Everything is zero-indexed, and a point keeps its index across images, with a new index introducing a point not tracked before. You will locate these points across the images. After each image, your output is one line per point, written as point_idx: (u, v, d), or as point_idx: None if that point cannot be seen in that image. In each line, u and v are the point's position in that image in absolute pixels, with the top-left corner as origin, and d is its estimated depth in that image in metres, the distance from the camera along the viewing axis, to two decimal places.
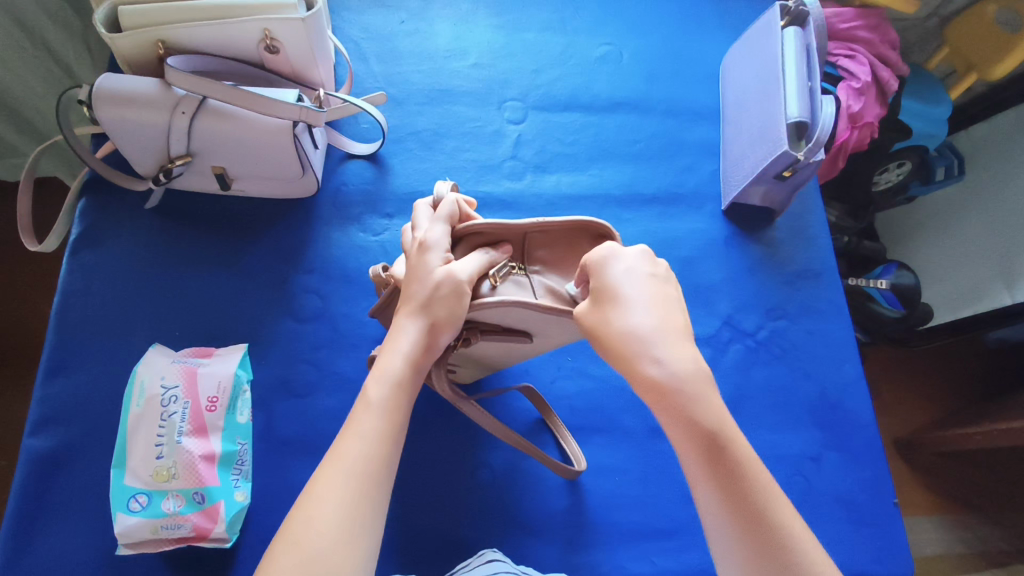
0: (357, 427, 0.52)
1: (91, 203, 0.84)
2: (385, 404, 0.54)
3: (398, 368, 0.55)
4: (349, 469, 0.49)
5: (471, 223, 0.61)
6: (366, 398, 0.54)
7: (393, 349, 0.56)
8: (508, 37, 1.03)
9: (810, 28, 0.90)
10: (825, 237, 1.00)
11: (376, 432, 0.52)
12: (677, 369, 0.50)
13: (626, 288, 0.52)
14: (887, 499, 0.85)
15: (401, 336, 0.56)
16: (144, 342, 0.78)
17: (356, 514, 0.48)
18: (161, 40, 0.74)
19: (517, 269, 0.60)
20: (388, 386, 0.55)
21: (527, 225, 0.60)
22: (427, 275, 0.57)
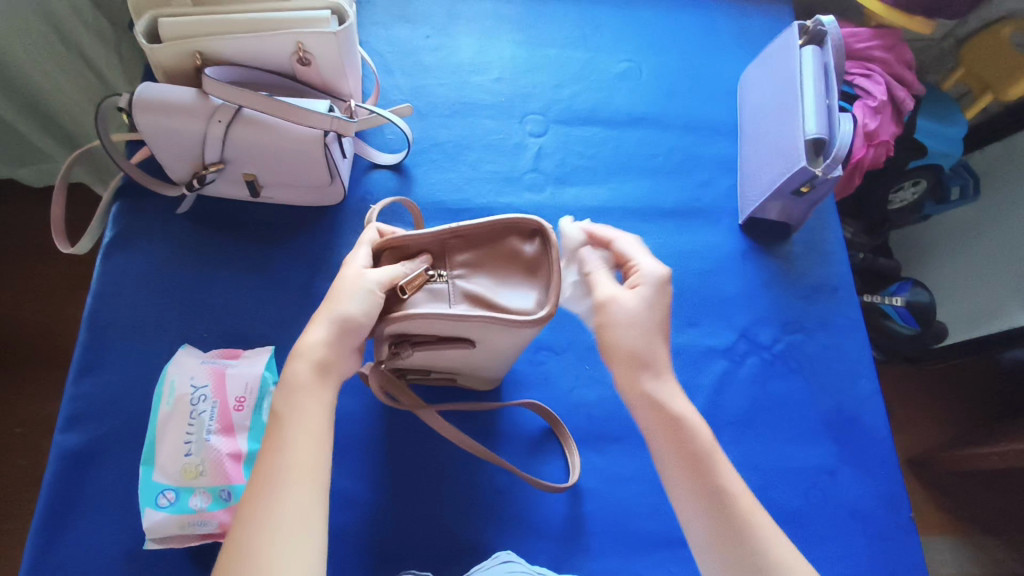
0: (276, 439, 0.55)
1: (125, 207, 0.86)
2: (300, 410, 0.57)
3: (303, 375, 0.58)
4: (281, 478, 0.53)
5: (387, 238, 0.62)
6: (275, 410, 0.57)
7: (302, 355, 0.58)
8: (530, 52, 1.06)
9: (828, 47, 0.92)
10: (841, 252, 1.01)
11: (291, 439, 0.55)
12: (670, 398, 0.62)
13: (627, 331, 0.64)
14: (903, 514, 0.85)
15: (310, 341, 0.59)
16: (172, 344, 0.80)
17: (302, 516, 0.52)
18: (198, 52, 0.77)
19: (442, 278, 0.61)
20: (295, 394, 0.57)
21: (438, 232, 0.61)
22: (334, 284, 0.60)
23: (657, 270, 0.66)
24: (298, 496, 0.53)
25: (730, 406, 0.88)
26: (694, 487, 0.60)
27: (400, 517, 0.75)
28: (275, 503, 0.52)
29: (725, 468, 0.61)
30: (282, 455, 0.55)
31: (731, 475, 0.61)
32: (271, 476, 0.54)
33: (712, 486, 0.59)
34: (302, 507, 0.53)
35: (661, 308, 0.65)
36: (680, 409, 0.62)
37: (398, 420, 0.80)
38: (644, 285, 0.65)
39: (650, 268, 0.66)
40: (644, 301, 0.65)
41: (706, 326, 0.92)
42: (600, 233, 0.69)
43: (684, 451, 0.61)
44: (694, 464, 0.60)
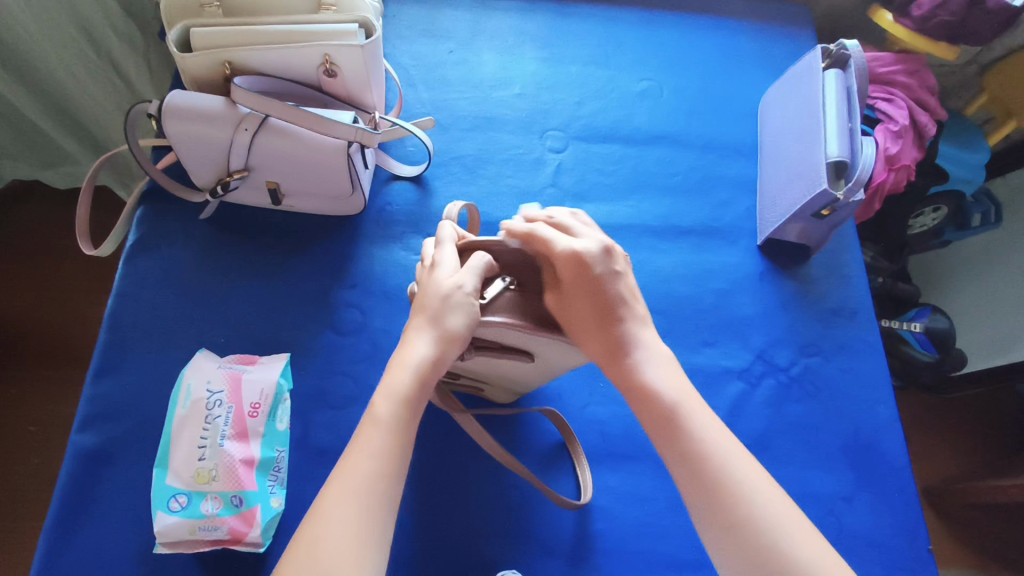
0: (362, 445, 0.53)
1: (149, 211, 0.88)
2: (392, 420, 0.54)
3: (404, 384, 0.55)
4: (354, 490, 0.50)
5: (475, 240, 0.62)
6: (372, 414, 0.54)
7: (402, 364, 0.56)
8: (553, 69, 1.07)
9: (851, 70, 0.92)
10: (862, 276, 1.00)
11: (376, 452, 0.52)
12: (641, 356, 0.59)
13: (584, 306, 0.58)
14: (922, 545, 0.83)
15: (414, 351, 0.56)
16: (190, 347, 0.80)
17: (365, 540, 0.49)
18: (228, 61, 0.79)
19: (516, 288, 0.61)
20: (394, 402, 0.54)
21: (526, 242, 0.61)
22: (430, 286, 0.58)
23: (577, 254, 0.58)
24: (362, 516, 0.50)
25: (745, 428, 0.87)
26: (675, 458, 0.55)
27: (411, 528, 0.75)
28: (343, 516, 0.49)
29: (704, 434, 0.55)
30: (363, 465, 0.52)
31: (706, 433, 0.56)
32: (351, 485, 0.51)
33: (690, 458, 0.55)
34: (364, 528, 0.49)
35: (597, 290, 0.58)
36: (650, 379, 0.58)
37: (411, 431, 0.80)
38: (569, 271, 0.58)
39: (570, 253, 0.58)
40: (573, 287, 0.58)
41: (722, 346, 0.91)
42: (520, 226, 0.60)
43: (655, 420, 0.57)
44: (667, 437, 0.56)
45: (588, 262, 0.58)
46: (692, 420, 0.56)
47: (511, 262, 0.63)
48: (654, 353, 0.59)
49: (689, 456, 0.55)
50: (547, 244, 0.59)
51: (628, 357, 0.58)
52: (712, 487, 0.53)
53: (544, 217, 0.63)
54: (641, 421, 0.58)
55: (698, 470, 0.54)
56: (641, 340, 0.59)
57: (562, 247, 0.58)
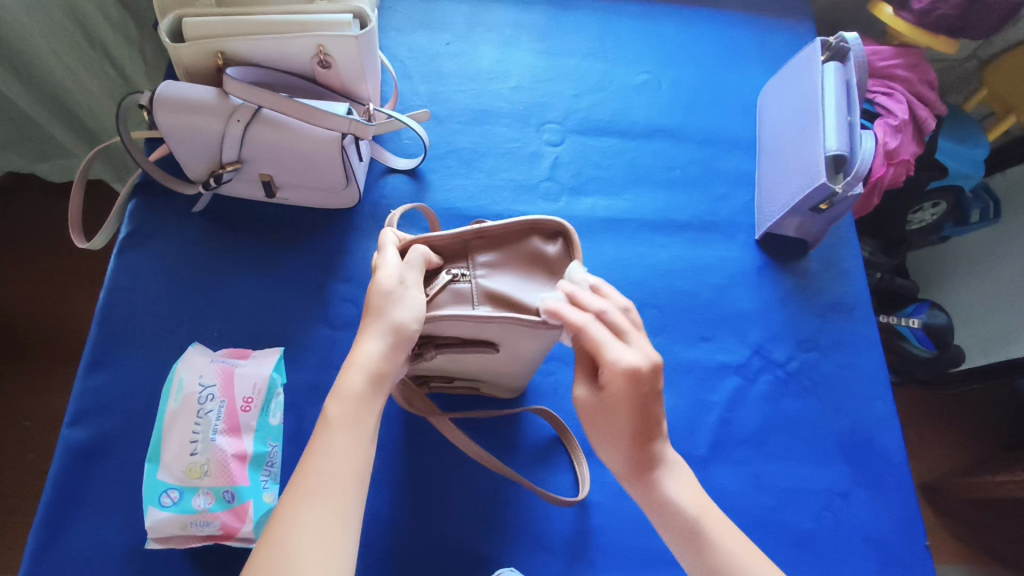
0: (318, 449, 0.52)
1: (141, 204, 0.87)
2: (348, 420, 0.53)
3: (357, 385, 0.54)
4: (314, 492, 0.49)
5: (414, 237, 0.62)
6: (325, 419, 0.53)
7: (355, 364, 0.55)
8: (550, 62, 1.06)
9: (851, 63, 0.91)
10: (860, 270, 0.99)
11: (331, 452, 0.51)
12: (666, 469, 0.58)
13: (631, 416, 0.56)
14: (919, 541, 0.83)
15: (363, 350, 0.55)
16: (183, 341, 0.80)
17: (330, 539, 0.48)
18: (220, 51, 0.78)
19: (463, 277, 0.61)
20: (347, 404, 0.53)
21: (465, 232, 0.62)
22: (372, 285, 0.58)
23: (626, 372, 0.54)
24: (328, 515, 0.49)
25: (742, 424, 0.86)
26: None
27: (406, 524, 0.74)
28: (310, 518, 0.48)
29: (729, 549, 0.56)
30: (323, 467, 0.51)
31: (731, 546, 0.56)
32: (310, 487, 0.50)
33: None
34: (327, 530, 0.48)
35: (642, 406, 0.56)
36: (676, 498, 0.57)
37: (405, 426, 0.79)
38: (618, 389, 0.55)
39: (616, 370, 0.54)
40: (620, 401, 0.56)
41: (719, 341, 0.91)
42: (570, 316, 0.56)
43: (679, 536, 0.57)
44: (691, 553, 0.56)
45: (644, 375, 0.55)
46: (715, 535, 0.56)
47: (456, 253, 0.63)
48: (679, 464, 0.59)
49: (715, 573, 0.55)
50: (598, 349, 0.55)
51: (655, 470, 0.57)
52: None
53: (596, 306, 0.57)
54: (660, 534, 0.58)
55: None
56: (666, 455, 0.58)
57: (613, 356, 0.55)
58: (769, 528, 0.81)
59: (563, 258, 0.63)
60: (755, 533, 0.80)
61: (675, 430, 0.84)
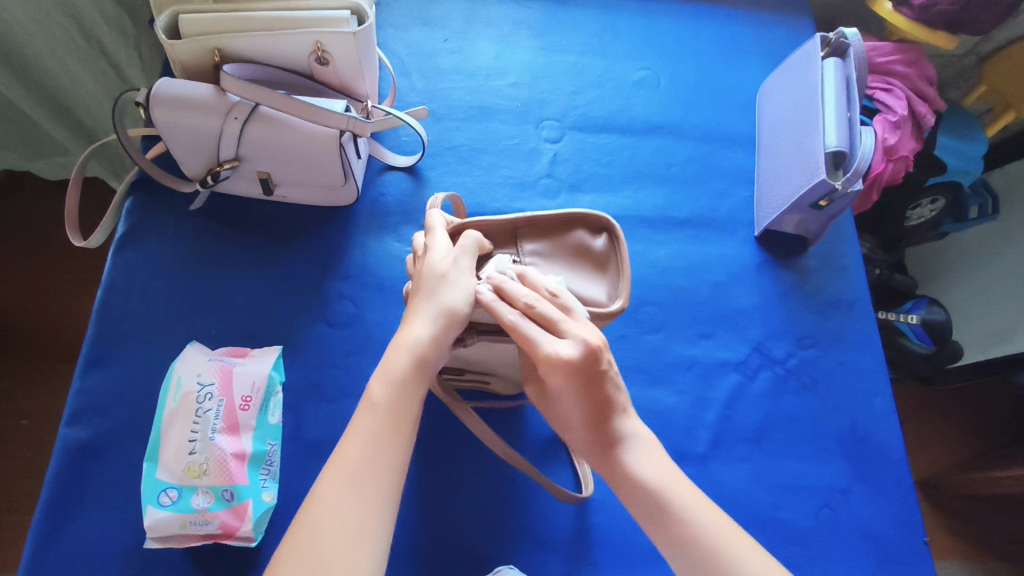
0: (357, 430, 0.52)
1: (138, 201, 0.86)
2: (391, 402, 0.53)
3: (401, 366, 0.54)
4: (352, 473, 0.50)
5: (465, 222, 0.65)
6: (369, 398, 0.54)
7: (401, 346, 0.55)
8: (548, 58, 1.05)
9: (851, 59, 0.91)
10: (859, 267, 0.99)
11: (371, 433, 0.52)
12: (626, 445, 0.57)
13: (580, 399, 0.56)
14: (917, 537, 0.83)
15: (411, 330, 0.56)
16: (180, 340, 0.79)
17: (365, 523, 0.48)
18: (217, 48, 0.77)
19: (518, 262, 0.65)
20: (391, 385, 0.54)
21: (517, 219, 0.66)
22: (426, 265, 0.60)
23: (562, 365, 0.54)
24: (363, 497, 0.49)
25: (742, 421, 0.86)
26: (675, 555, 0.53)
27: (405, 522, 0.74)
28: (344, 500, 0.48)
29: (696, 518, 0.54)
30: (362, 449, 0.51)
31: (700, 519, 0.54)
32: (347, 468, 0.50)
33: (683, 546, 0.53)
34: (363, 513, 0.48)
35: (590, 388, 0.56)
36: (638, 471, 0.56)
37: None
38: (558, 378, 0.55)
39: (552, 363, 0.54)
40: (565, 389, 0.55)
41: (719, 339, 0.91)
42: (503, 314, 0.55)
43: (643, 512, 0.55)
44: (654, 525, 0.55)
45: (577, 363, 0.54)
46: (681, 509, 0.54)
47: (506, 241, 0.67)
48: (640, 439, 0.57)
49: (681, 543, 0.53)
50: (529, 344, 0.55)
51: (616, 447, 0.57)
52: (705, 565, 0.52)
53: (523, 299, 0.56)
54: (627, 508, 0.56)
55: (687, 556, 0.53)
56: (630, 428, 0.58)
57: (547, 348, 0.54)
58: (769, 525, 0.81)
59: (609, 250, 0.68)
60: (754, 530, 0.80)
61: (674, 427, 0.84)
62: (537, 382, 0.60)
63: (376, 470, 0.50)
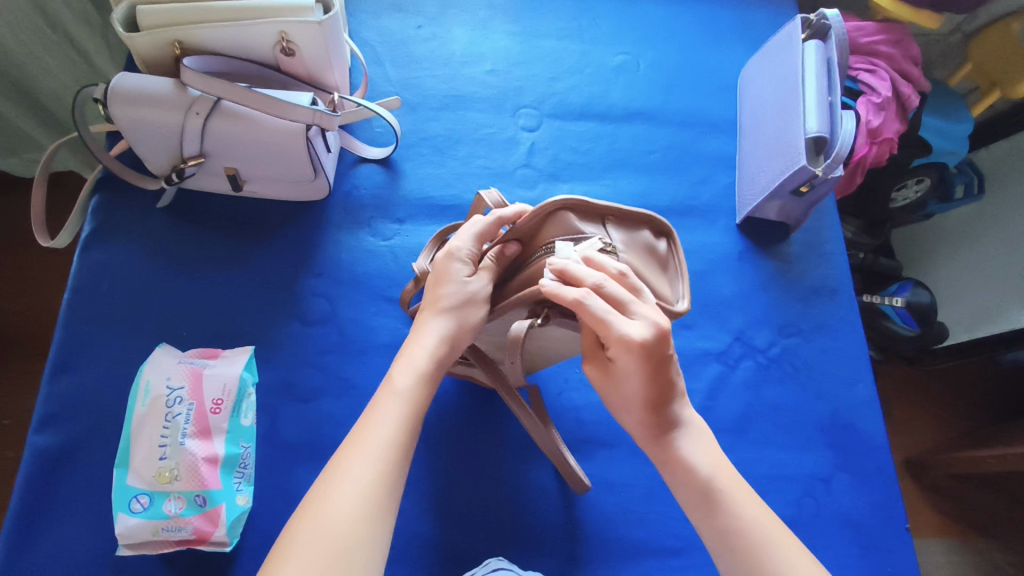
0: (382, 414, 0.52)
1: (104, 200, 0.84)
2: (411, 393, 0.53)
3: (422, 363, 0.55)
4: (374, 455, 0.49)
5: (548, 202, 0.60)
6: (390, 386, 0.54)
7: (418, 344, 0.56)
8: (525, 44, 1.03)
9: (831, 41, 0.89)
10: (842, 252, 0.98)
11: (401, 422, 0.52)
12: (682, 435, 0.57)
13: (648, 382, 0.54)
14: (899, 524, 0.83)
15: (422, 330, 0.57)
16: (150, 342, 0.77)
17: (376, 499, 0.47)
18: (177, 40, 0.74)
19: (607, 247, 0.59)
20: (414, 377, 0.54)
21: (605, 205, 0.60)
22: (435, 269, 0.61)
23: (636, 346, 0.51)
24: (378, 475, 0.48)
25: (723, 412, 0.86)
26: (714, 540, 0.54)
27: None
28: (361, 475, 0.48)
29: (740, 512, 0.54)
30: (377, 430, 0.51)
31: (747, 515, 0.54)
32: (369, 447, 0.50)
33: (726, 537, 0.53)
34: (375, 489, 0.48)
35: (658, 372, 0.54)
36: (691, 458, 0.56)
37: None
38: (633, 358, 0.52)
39: (626, 343, 0.51)
40: (634, 371, 0.53)
41: (701, 328, 0.90)
42: (568, 292, 0.52)
43: (692, 499, 0.55)
44: (702, 514, 0.55)
45: (652, 346, 0.52)
46: (726, 501, 0.54)
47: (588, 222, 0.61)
48: (697, 431, 0.57)
49: (724, 534, 0.53)
50: (602, 324, 0.52)
51: (672, 435, 0.56)
52: (746, 559, 0.52)
53: (591, 278, 0.53)
54: (674, 492, 0.57)
55: (730, 547, 0.53)
56: (684, 417, 0.57)
57: (623, 328, 0.52)
58: None
59: (670, 254, 0.62)
60: None
61: None
62: (600, 360, 0.57)
63: (387, 453, 0.50)
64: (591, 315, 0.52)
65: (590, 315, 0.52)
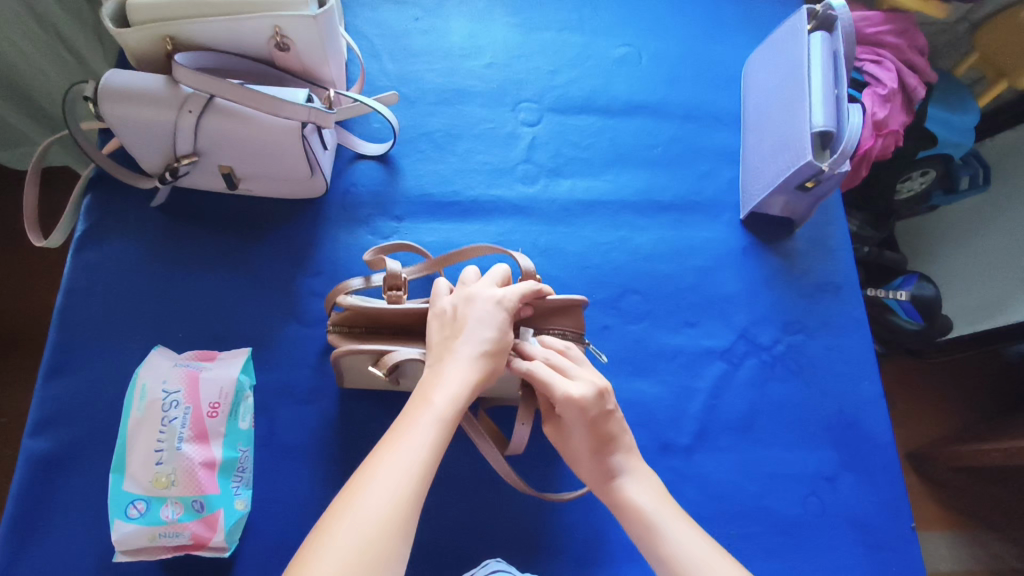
0: (416, 429, 0.50)
1: (96, 199, 0.82)
2: (448, 414, 0.52)
3: (458, 384, 0.54)
4: (406, 464, 0.48)
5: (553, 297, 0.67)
6: (426, 404, 0.53)
7: (452, 370, 0.55)
8: (525, 36, 1.01)
9: (838, 33, 0.87)
10: (847, 248, 0.97)
11: (433, 442, 0.50)
12: (628, 477, 0.61)
13: (589, 436, 0.61)
14: (905, 523, 0.82)
15: (458, 364, 0.56)
16: (146, 344, 0.76)
17: (404, 509, 0.46)
18: (168, 36, 0.72)
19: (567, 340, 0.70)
20: (451, 399, 0.53)
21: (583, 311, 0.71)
22: (472, 307, 0.60)
23: (576, 403, 0.58)
24: (409, 485, 0.47)
25: (727, 411, 0.85)
26: (658, 565, 0.57)
27: None
28: (390, 480, 0.47)
29: (676, 538, 0.57)
30: (410, 441, 0.50)
31: (682, 542, 0.57)
32: (402, 455, 0.48)
33: (667, 562, 0.56)
34: (403, 499, 0.46)
35: (592, 429, 0.60)
36: (634, 496, 0.60)
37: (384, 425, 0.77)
38: (572, 414, 0.59)
39: (568, 401, 0.58)
40: (576, 424, 0.60)
41: (704, 326, 0.89)
42: (518, 363, 0.61)
43: (636, 529, 0.59)
44: (646, 544, 0.58)
45: (588, 404, 0.59)
46: (665, 530, 0.58)
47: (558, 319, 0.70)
48: (641, 474, 0.62)
49: (667, 560, 0.56)
50: (544, 385, 0.59)
51: (617, 478, 0.61)
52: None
53: (540, 353, 0.62)
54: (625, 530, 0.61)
55: (673, 570, 0.55)
56: (628, 464, 0.62)
57: (563, 387, 0.59)
58: (753, 515, 0.80)
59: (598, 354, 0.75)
60: (739, 521, 0.79)
61: (660, 419, 0.82)
62: (554, 420, 0.64)
63: (418, 462, 0.48)
64: (538, 380, 0.59)
65: (535, 380, 0.60)
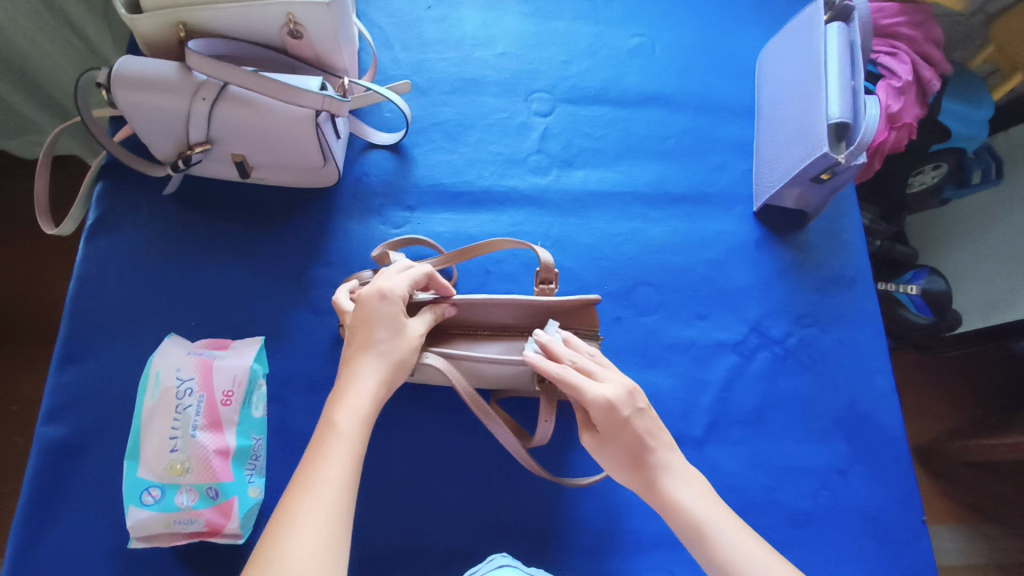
0: (325, 456, 0.51)
1: (108, 186, 0.82)
2: (356, 433, 0.53)
3: (362, 401, 0.55)
4: (322, 494, 0.48)
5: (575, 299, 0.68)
6: (334, 429, 0.53)
7: (355, 385, 0.56)
8: (538, 25, 1.00)
9: (854, 24, 0.87)
10: (861, 241, 0.96)
11: (348, 463, 0.51)
12: (668, 474, 0.61)
13: (619, 437, 0.61)
14: (917, 517, 0.82)
15: (360, 375, 0.57)
16: (158, 332, 0.76)
17: (330, 541, 0.46)
18: (182, 22, 0.72)
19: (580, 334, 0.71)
20: (356, 418, 0.54)
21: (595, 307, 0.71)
22: (360, 310, 0.60)
23: (606, 404, 0.59)
24: (329, 515, 0.47)
25: (738, 403, 0.84)
26: (708, 565, 0.57)
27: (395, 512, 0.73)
28: (312, 512, 0.47)
29: (726, 538, 0.57)
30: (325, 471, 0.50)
31: (731, 541, 0.57)
32: (317, 486, 0.49)
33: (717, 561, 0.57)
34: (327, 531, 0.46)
35: (623, 430, 0.60)
36: (676, 493, 0.60)
37: (397, 414, 0.78)
38: (602, 416, 0.59)
39: (599, 402, 0.59)
40: (606, 426, 0.60)
41: (716, 318, 0.88)
42: (547, 364, 0.61)
43: (684, 529, 0.59)
44: (695, 545, 0.58)
45: (617, 406, 0.59)
46: (717, 530, 0.58)
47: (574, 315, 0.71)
48: (679, 470, 0.62)
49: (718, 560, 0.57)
50: (575, 387, 0.60)
51: (658, 475, 0.61)
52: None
53: (568, 356, 0.62)
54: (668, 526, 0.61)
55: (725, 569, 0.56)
56: (669, 459, 0.62)
57: (594, 392, 0.59)
58: (764, 508, 0.80)
59: None
60: (749, 513, 0.79)
61: (671, 411, 0.82)
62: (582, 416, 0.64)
63: (333, 489, 0.49)
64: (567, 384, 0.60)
65: (564, 383, 0.60)
